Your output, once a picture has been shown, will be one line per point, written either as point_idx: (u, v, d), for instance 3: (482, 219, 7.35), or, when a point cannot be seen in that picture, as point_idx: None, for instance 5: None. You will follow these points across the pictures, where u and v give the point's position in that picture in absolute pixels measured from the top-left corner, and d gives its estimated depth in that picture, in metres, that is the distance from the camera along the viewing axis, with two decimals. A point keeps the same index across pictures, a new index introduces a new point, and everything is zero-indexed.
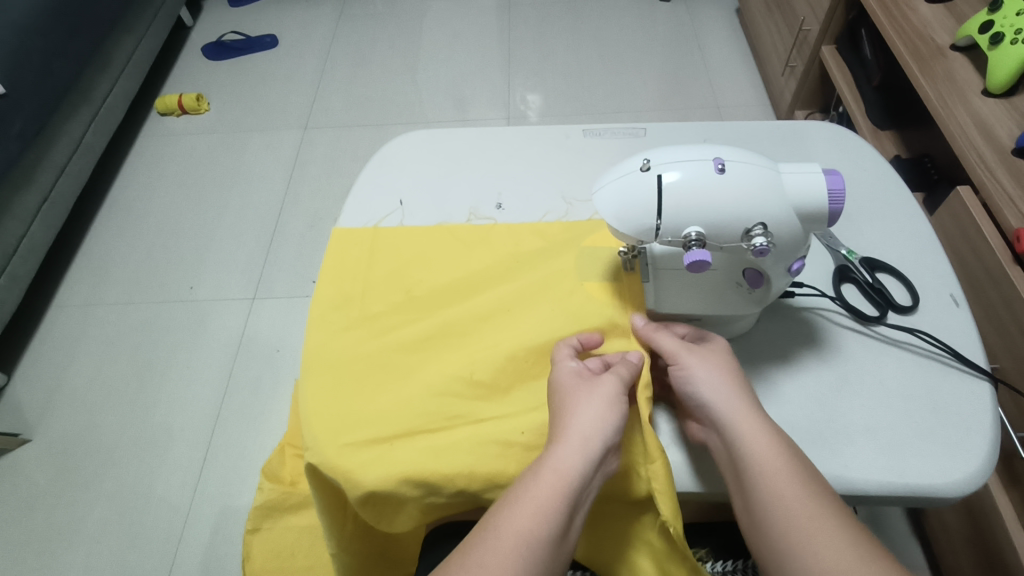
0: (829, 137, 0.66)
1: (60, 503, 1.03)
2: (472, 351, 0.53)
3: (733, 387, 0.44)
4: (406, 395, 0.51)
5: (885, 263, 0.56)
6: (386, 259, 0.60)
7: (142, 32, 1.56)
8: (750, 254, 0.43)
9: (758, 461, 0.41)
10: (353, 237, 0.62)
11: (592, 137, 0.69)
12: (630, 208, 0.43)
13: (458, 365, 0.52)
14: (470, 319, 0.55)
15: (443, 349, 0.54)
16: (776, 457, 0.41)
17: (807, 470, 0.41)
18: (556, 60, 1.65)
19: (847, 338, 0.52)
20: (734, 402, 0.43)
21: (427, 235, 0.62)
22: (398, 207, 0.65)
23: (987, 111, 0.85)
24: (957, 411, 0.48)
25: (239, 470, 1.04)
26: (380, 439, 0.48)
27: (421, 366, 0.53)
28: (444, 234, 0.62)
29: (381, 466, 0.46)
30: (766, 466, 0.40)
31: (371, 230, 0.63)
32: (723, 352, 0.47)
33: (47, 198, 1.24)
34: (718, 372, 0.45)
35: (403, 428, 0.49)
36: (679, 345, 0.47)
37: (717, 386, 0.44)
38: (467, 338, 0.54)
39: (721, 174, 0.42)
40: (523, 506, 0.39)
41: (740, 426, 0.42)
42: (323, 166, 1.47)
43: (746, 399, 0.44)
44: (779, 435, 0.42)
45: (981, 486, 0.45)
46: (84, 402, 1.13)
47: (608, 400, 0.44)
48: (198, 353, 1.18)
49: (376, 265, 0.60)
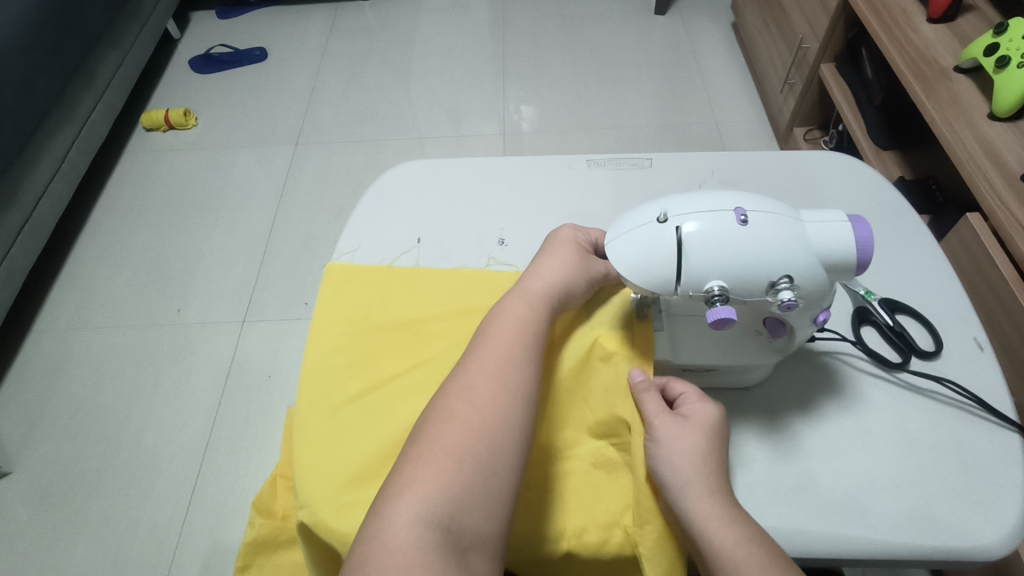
0: (841, 167, 0.64)
1: (41, 538, 0.99)
2: None
3: (703, 469, 0.42)
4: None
5: (906, 304, 0.54)
6: (396, 298, 0.57)
7: (129, 46, 1.52)
8: (776, 308, 0.40)
9: (723, 558, 0.39)
10: (363, 274, 0.59)
11: (596, 167, 0.67)
12: (646, 261, 0.41)
13: None
14: None
15: None
16: (738, 549, 0.39)
17: (778, 563, 0.38)
18: (552, 74, 1.63)
19: (869, 385, 0.50)
20: (696, 489, 0.42)
21: (443, 277, 0.59)
22: (415, 244, 0.62)
23: (994, 136, 0.83)
24: (986, 465, 0.46)
25: (229, 502, 1.01)
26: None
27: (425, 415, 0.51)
28: (461, 279, 0.59)
29: None
30: (726, 555, 0.39)
31: (385, 268, 0.60)
32: (703, 422, 0.45)
33: (29, 219, 1.21)
34: (689, 447, 0.43)
35: None
36: (658, 409, 0.46)
37: (682, 467, 0.43)
38: None
39: (745, 226, 0.40)
40: (448, 432, 0.42)
41: (705, 515, 0.41)
42: (315, 183, 1.44)
43: (710, 476, 0.42)
44: (741, 524, 0.40)
45: (1014, 547, 0.43)
46: (66, 431, 1.10)
47: (531, 331, 0.48)
48: (186, 378, 1.14)
49: (385, 304, 0.57)
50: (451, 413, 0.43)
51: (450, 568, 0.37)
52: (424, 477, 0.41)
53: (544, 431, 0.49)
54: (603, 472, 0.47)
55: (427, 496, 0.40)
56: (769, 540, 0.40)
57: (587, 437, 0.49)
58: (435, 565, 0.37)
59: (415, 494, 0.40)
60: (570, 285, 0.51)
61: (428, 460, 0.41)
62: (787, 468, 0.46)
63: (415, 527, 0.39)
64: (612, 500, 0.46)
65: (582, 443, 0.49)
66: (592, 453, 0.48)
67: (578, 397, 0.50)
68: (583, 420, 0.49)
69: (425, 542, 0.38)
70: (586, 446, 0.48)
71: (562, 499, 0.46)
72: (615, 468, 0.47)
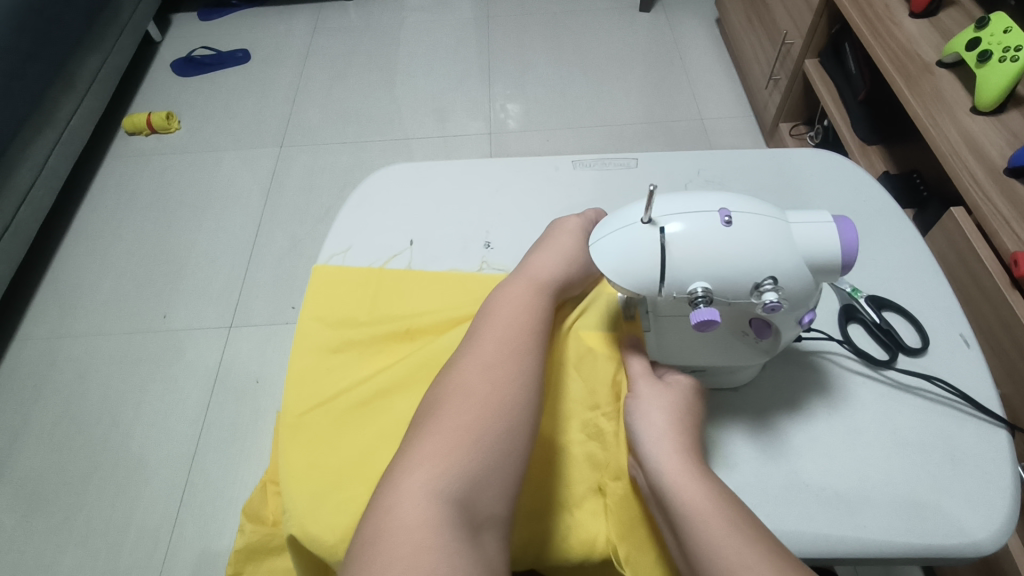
0: (826, 165, 0.64)
1: (26, 551, 0.98)
2: None
3: (675, 430, 0.44)
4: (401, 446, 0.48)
5: (893, 301, 0.54)
6: (387, 299, 0.57)
7: (109, 48, 1.50)
8: (761, 310, 0.40)
9: (689, 510, 0.39)
10: (353, 277, 0.58)
11: (583, 168, 0.66)
12: (630, 262, 0.40)
13: None
14: None
15: None
16: (705, 505, 0.39)
17: (743, 518, 0.39)
18: (537, 72, 1.62)
19: (857, 383, 0.50)
20: (666, 444, 0.43)
21: (435, 280, 0.58)
22: (407, 247, 0.61)
23: (977, 130, 0.84)
24: (975, 462, 0.46)
25: (218, 508, 1.00)
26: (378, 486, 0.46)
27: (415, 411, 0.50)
28: (454, 280, 0.58)
29: None
30: (694, 512, 0.39)
31: (375, 271, 0.59)
32: (680, 391, 0.46)
33: (9, 226, 1.19)
34: (662, 408, 0.45)
35: None
36: (643, 370, 0.48)
37: (654, 424, 0.44)
38: None
39: (728, 228, 0.39)
40: (460, 407, 0.42)
41: (669, 471, 0.41)
42: (300, 185, 1.42)
43: (679, 436, 0.43)
44: (710, 483, 0.41)
45: (1004, 544, 0.43)
46: (51, 441, 1.08)
47: (531, 312, 0.48)
48: (173, 384, 1.13)
49: (375, 305, 0.57)
50: (466, 386, 0.43)
51: (466, 548, 0.37)
52: (437, 449, 0.40)
53: (545, 407, 0.49)
54: (597, 443, 0.47)
55: (436, 472, 0.39)
56: (735, 500, 0.40)
57: (582, 408, 0.49)
58: (450, 542, 0.37)
59: (429, 466, 0.40)
60: (570, 275, 0.52)
61: (440, 433, 0.41)
62: (776, 467, 0.46)
63: (426, 498, 0.38)
64: (601, 468, 0.46)
65: (578, 414, 0.48)
66: (586, 424, 0.48)
67: (577, 371, 0.50)
68: (577, 392, 0.49)
69: (432, 507, 0.38)
70: (581, 417, 0.48)
71: (559, 470, 0.46)
72: (609, 439, 0.47)
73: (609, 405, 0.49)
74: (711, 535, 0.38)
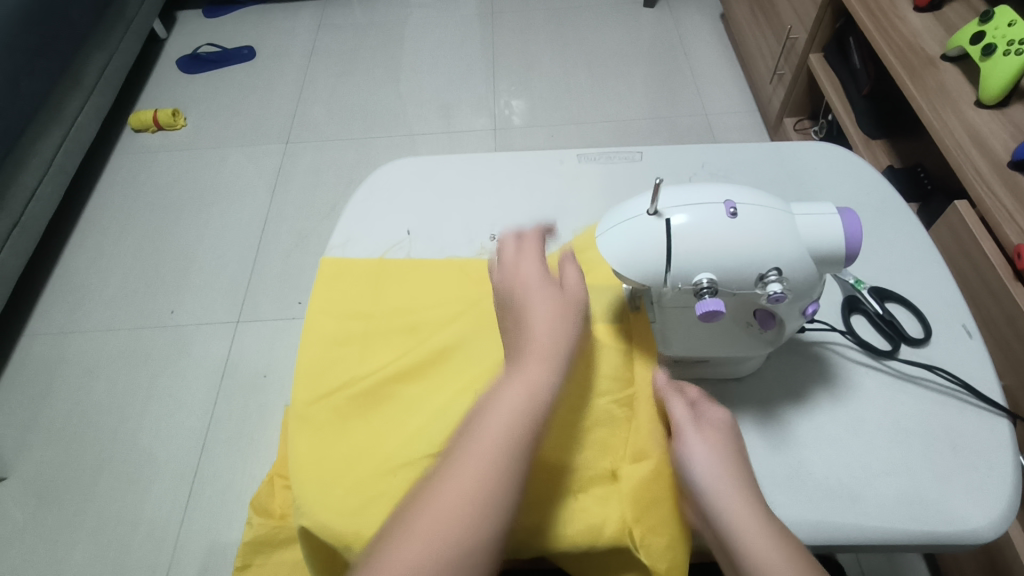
0: (831, 158, 0.65)
1: (38, 544, 0.99)
2: (471, 374, 0.50)
3: (733, 461, 0.42)
4: (407, 434, 0.48)
5: (896, 292, 0.54)
6: (390, 290, 0.58)
7: (115, 46, 1.51)
8: (765, 301, 0.41)
9: (745, 537, 0.38)
10: (356, 269, 0.59)
11: (587, 162, 0.67)
12: (636, 255, 0.41)
13: (455, 394, 0.49)
14: (472, 343, 0.52)
15: (444, 374, 0.51)
16: (761, 534, 0.38)
17: (798, 551, 0.38)
18: (541, 68, 1.62)
19: (860, 373, 0.50)
20: (719, 469, 0.42)
21: (437, 270, 0.59)
22: (404, 238, 0.62)
23: (981, 123, 0.84)
24: (977, 450, 0.46)
25: (226, 501, 1.01)
26: (383, 473, 0.46)
27: (420, 399, 0.50)
28: (456, 270, 0.59)
29: (371, 513, 0.44)
30: (751, 539, 0.38)
31: (377, 263, 0.60)
32: (723, 426, 0.45)
33: (17, 224, 1.20)
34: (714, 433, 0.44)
35: (396, 463, 0.46)
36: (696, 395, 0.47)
37: (705, 447, 0.43)
38: (467, 359, 0.51)
39: (734, 219, 0.40)
40: (498, 422, 0.40)
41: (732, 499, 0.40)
42: (305, 181, 1.43)
43: (733, 462, 0.42)
44: (764, 511, 0.40)
45: (1005, 530, 0.43)
46: (61, 435, 1.09)
47: (562, 314, 0.47)
48: (181, 379, 1.14)
49: (380, 296, 0.57)
50: (504, 396, 0.42)
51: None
52: (468, 471, 0.38)
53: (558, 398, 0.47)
54: (606, 428, 0.47)
55: (475, 491, 0.38)
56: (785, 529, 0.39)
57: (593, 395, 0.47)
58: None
59: (464, 488, 0.37)
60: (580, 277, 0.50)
61: (476, 451, 0.39)
62: (780, 456, 0.47)
63: (472, 519, 0.37)
64: (612, 454, 0.46)
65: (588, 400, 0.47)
66: (596, 411, 0.47)
67: (611, 372, 0.48)
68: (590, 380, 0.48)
69: (474, 530, 0.36)
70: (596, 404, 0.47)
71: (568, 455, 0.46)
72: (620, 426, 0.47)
73: (621, 392, 0.48)
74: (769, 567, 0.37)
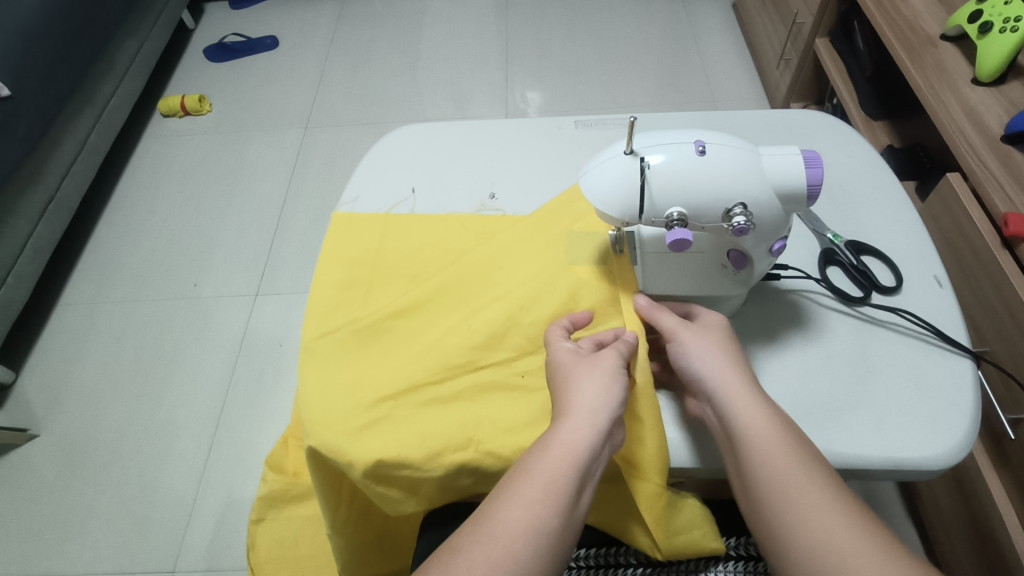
0: (818, 123, 0.67)
1: (67, 496, 1.05)
2: (464, 312, 0.54)
3: (733, 368, 0.45)
4: (404, 363, 0.52)
5: (871, 246, 0.57)
6: (393, 241, 0.62)
7: (145, 34, 1.58)
8: (732, 234, 0.44)
9: (754, 440, 0.41)
10: (361, 223, 0.63)
11: (584, 128, 0.70)
12: (614, 192, 0.44)
13: (448, 328, 0.53)
14: (466, 285, 0.56)
15: (440, 312, 0.55)
16: (765, 427, 0.42)
17: (805, 452, 0.41)
18: (553, 57, 1.66)
19: (831, 317, 0.53)
20: (730, 372, 0.44)
21: (436, 223, 0.63)
22: (409, 195, 0.66)
23: (976, 100, 0.86)
24: (939, 386, 0.49)
25: (243, 460, 1.06)
26: (383, 399, 0.50)
27: (417, 334, 0.55)
28: (453, 223, 0.63)
29: (371, 432, 0.49)
30: (759, 438, 0.41)
31: (381, 217, 0.64)
32: (721, 334, 0.47)
33: (53, 198, 1.26)
34: (716, 346, 0.46)
35: (393, 389, 0.51)
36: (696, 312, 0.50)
37: (716, 360, 0.45)
38: (461, 298, 0.56)
39: (702, 157, 0.43)
40: (581, 403, 0.43)
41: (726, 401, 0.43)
42: (324, 163, 1.48)
43: (741, 369, 0.45)
44: (773, 414, 0.43)
45: (961, 458, 0.46)
46: (91, 397, 1.16)
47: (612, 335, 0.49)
48: (203, 347, 1.20)
49: (383, 246, 0.61)
50: (584, 376, 0.44)
51: (548, 559, 0.38)
52: (543, 463, 0.40)
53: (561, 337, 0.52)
54: None
55: (565, 456, 0.40)
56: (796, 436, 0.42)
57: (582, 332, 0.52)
58: (540, 557, 0.37)
59: (541, 479, 0.39)
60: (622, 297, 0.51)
61: (556, 445, 0.41)
62: None
63: (567, 481, 0.39)
64: None
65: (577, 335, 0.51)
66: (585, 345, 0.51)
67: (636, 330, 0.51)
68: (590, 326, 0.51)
69: (552, 524, 0.38)
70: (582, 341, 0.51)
71: None
72: None
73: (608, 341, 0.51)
74: (779, 467, 0.40)
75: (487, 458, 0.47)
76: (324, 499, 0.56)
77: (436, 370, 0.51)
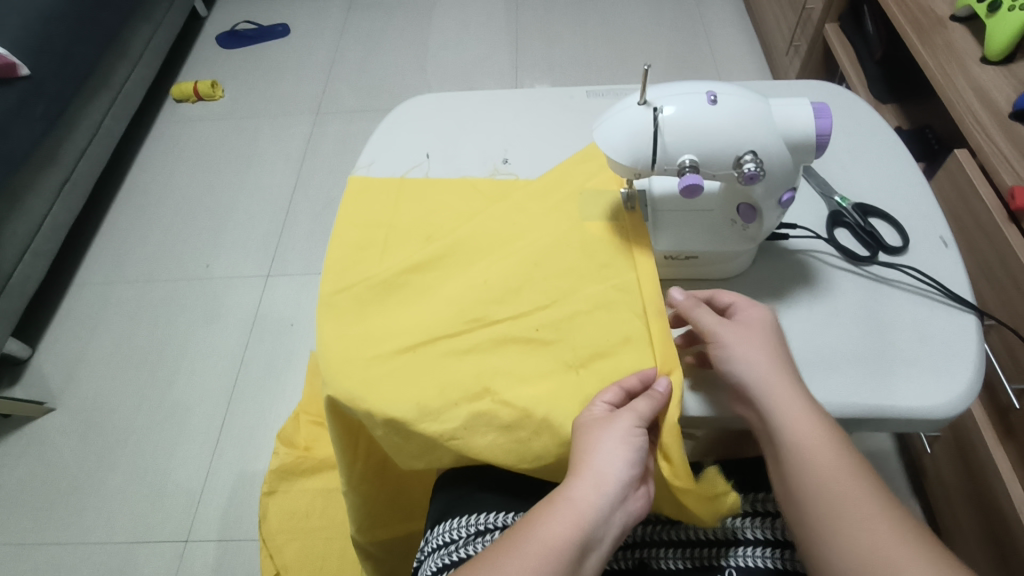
0: (827, 92, 0.68)
1: (83, 468, 1.07)
2: (477, 268, 0.56)
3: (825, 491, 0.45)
4: (420, 316, 0.54)
5: (878, 208, 0.58)
6: (408, 203, 0.63)
7: (160, 20, 1.59)
8: (742, 181, 0.45)
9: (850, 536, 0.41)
10: (377, 186, 0.65)
11: (596, 97, 0.72)
12: (628, 139, 0.45)
13: (462, 284, 0.55)
14: (477, 241, 0.58)
15: (453, 268, 0.57)
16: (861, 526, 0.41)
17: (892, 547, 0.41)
18: (563, 45, 1.67)
19: (839, 276, 0.54)
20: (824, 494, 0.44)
21: (450, 186, 0.64)
22: (424, 160, 0.67)
23: (985, 78, 0.86)
24: (944, 340, 0.50)
25: (256, 435, 1.08)
26: (400, 350, 0.52)
27: (432, 288, 0.56)
28: (465, 186, 0.64)
29: (388, 380, 0.50)
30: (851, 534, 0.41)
31: (396, 180, 0.65)
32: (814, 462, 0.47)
33: (69, 178, 1.28)
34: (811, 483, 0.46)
35: (409, 342, 0.52)
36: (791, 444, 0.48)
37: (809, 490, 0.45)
38: (473, 256, 0.57)
39: (714, 105, 0.44)
40: (596, 464, 0.42)
41: None
42: (334, 148, 1.50)
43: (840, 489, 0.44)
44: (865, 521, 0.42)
45: (965, 408, 0.47)
46: (106, 373, 1.17)
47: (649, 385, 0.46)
48: (216, 325, 1.21)
49: (399, 208, 0.63)
50: (603, 439, 0.42)
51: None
52: (551, 523, 0.41)
53: (573, 289, 0.53)
54: (604, 312, 0.51)
55: (573, 522, 0.40)
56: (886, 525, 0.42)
57: (590, 283, 0.53)
58: None
59: (547, 540, 0.40)
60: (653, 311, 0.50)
61: (564, 509, 0.41)
62: None
63: (570, 547, 0.40)
64: (607, 337, 0.50)
65: (586, 288, 0.53)
66: (594, 297, 0.52)
67: (650, 279, 0.52)
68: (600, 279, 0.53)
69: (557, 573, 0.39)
70: (591, 292, 0.52)
71: (573, 335, 0.51)
72: (616, 308, 0.51)
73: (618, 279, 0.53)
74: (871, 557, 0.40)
75: (502, 406, 0.48)
76: (342, 454, 0.57)
77: (450, 322, 0.53)
